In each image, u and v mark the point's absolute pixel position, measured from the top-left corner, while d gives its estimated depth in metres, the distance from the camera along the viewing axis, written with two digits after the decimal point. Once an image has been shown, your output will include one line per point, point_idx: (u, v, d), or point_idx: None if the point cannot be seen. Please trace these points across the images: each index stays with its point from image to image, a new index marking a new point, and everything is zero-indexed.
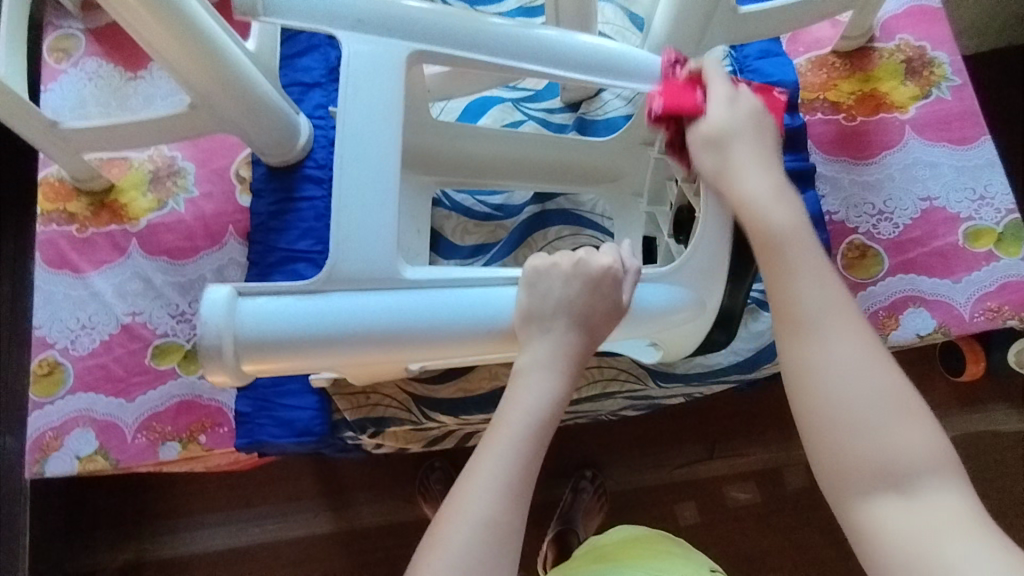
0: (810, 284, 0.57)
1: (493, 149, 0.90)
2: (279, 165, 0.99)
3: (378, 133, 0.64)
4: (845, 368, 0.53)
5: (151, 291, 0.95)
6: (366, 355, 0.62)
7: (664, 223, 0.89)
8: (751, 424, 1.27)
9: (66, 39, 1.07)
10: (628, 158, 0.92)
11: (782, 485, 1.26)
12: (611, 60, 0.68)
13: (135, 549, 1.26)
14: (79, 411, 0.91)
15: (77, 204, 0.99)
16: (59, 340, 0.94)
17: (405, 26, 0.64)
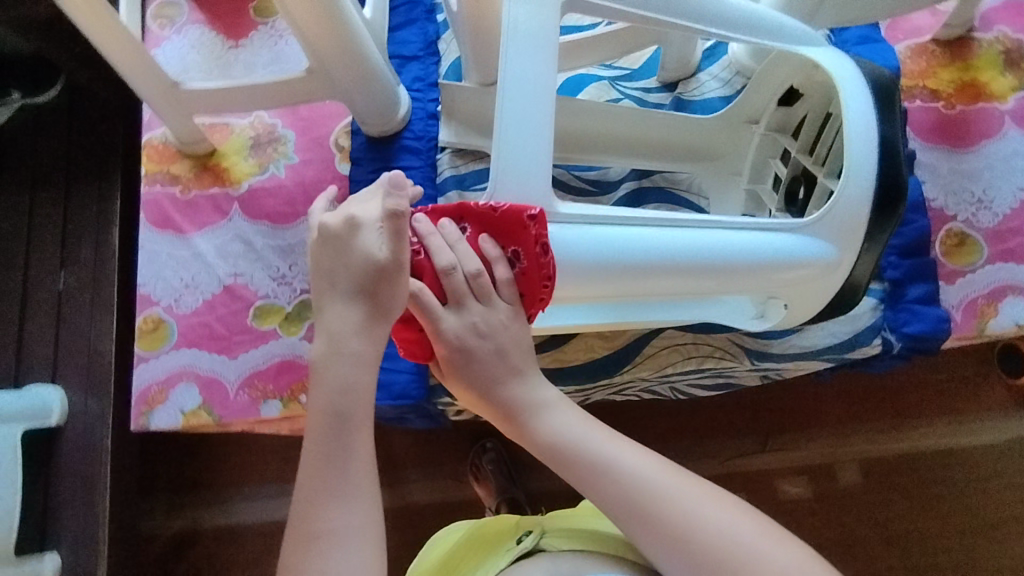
0: (562, 418, 0.63)
1: (597, 125, 0.92)
2: (377, 136, 1.00)
3: (539, 74, 0.64)
4: (646, 466, 0.58)
5: (253, 254, 0.98)
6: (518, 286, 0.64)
7: (769, 199, 0.90)
8: (806, 417, 1.24)
9: (169, 7, 1.09)
10: (729, 137, 0.93)
11: (834, 480, 1.23)
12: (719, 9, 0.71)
13: (192, 515, 1.22)
14: (183, 367, 0.93)
15: (179, 167, 1.02)
16: (163, 298, 0.96)
17: None
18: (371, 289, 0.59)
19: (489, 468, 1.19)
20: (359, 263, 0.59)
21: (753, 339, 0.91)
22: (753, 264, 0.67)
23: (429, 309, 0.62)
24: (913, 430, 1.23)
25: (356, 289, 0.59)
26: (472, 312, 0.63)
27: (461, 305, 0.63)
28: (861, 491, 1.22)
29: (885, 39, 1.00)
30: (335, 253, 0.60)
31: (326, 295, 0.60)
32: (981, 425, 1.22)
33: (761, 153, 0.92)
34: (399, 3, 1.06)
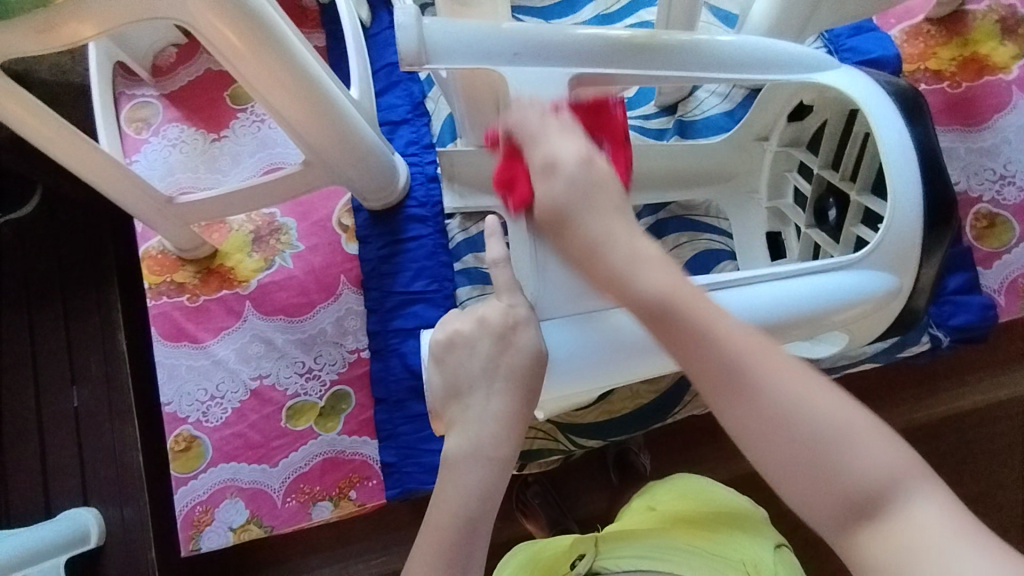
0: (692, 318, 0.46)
1: None
2: (380, 209, 0.97)
3: None
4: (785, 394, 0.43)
5: (275, 352, 0.94)
6: (607, 377, 0.62)
7: (792, 214, 0.87)
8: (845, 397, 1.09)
9: (142, 108, 1.06)
10: (741, 156, 0.90)
11: None
12: (754, 57, 0.64)
13: None
14: (224, 482, 0.90)
15: (183, 273, 0.98)
16: (190, 414, 0.93)
17: (571, 50, 0.59)
18: (535, 386, 0.54)
19: (537, 503, 1.04)
20: (519, 362, 0.54)
21: None
22: (831, 305, 0.62)
23: (532, 144, 0.53)
24: (958, 393, 1.09)
25: (516, 385, 0.54)
26: (562, 147, 0.52)
27: (541, 139, 0.53)
28: None
29: (878, 27, 0.98)
30: (490, 352, 0.54)
31: (470, 394, 0.54)
32: (1010, 377, 1.09)
33: (776, 168, 0.88)
34: (379, 67, 1.03)
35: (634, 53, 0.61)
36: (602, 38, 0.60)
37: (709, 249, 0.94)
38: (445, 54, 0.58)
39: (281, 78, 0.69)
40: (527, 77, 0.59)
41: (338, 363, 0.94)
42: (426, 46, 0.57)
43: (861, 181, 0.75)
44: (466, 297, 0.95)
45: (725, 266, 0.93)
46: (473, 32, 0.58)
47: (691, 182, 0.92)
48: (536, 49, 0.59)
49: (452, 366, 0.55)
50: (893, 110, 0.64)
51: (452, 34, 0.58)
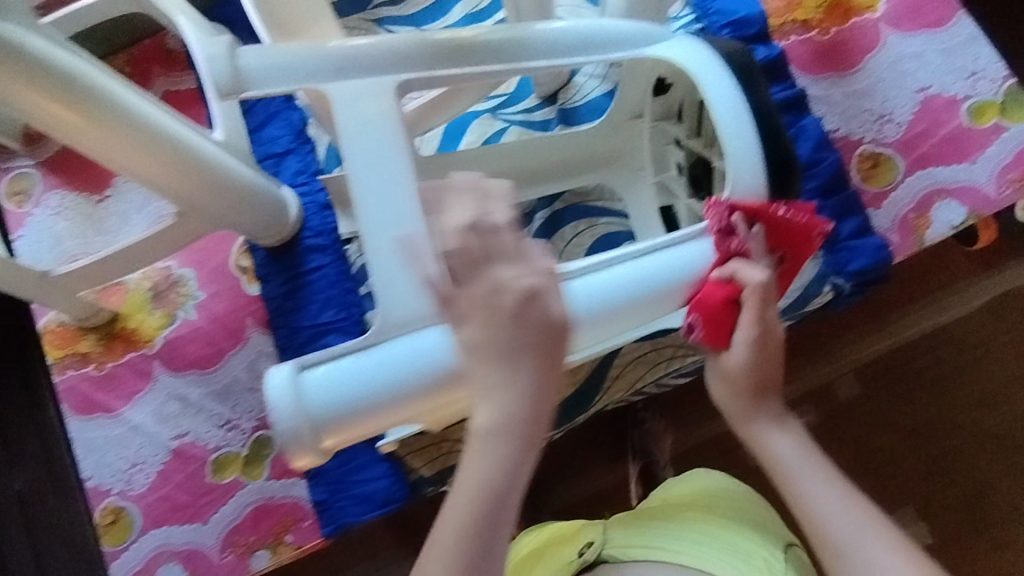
0: (782, 440, 0.68)
1: (488, 170, 0.89)
2: (277, 245, 0.95)
3: (392, 176, 0.55)
4: (822, 497, 0.63)
5: (191, 408, 0.92)
6: (465, 388, 0.54)
7: (677, 187, 0.86)
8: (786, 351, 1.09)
9: (21, 180, 1.02)
10: (622, 135, 0.89)
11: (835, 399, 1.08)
12: (585, 39, 0.62)
13: None
14: (158, 548, 0.88)
15: (85, 342, 0.95)
16: (114, 485, 0.91)
17: (378, 59, 0.56)
18: (403, 390, 0.51)
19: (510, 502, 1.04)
20: (373, 379, 0.51)
21: None
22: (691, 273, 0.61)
23: (755, 304, 0.62)
24: (894, 322, 1.08)
25: (378, 395, 0.51)
26: (775, 317, 0.64)
27: (765, 309, 0.63)
28: (866, 402, 1.07)
29: None
30: (334, 392, 0.50)
31: (339, 430, 0.51)
32: (937, 304, 1.09)
33: (656, 141, 0.88)
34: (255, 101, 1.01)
35: (461, 53, 0.58)
36: (424, 40, 0.57)
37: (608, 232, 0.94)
38: (261, 76, 0.54)
39: (124, 136, 0.67)
40: (350, 102, 0.55)
41: (256, 408, 0.92)
42: (240, 72, 0.54)
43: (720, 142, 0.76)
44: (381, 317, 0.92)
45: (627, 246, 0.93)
46: (288, 55, 0.54)
47: (580, 169, 0.92)
48: (355, 61, 0.55)
49: (319, 410, 0.50)
50: (731, 80, 0.64)
51: (268, 55, 0.54)
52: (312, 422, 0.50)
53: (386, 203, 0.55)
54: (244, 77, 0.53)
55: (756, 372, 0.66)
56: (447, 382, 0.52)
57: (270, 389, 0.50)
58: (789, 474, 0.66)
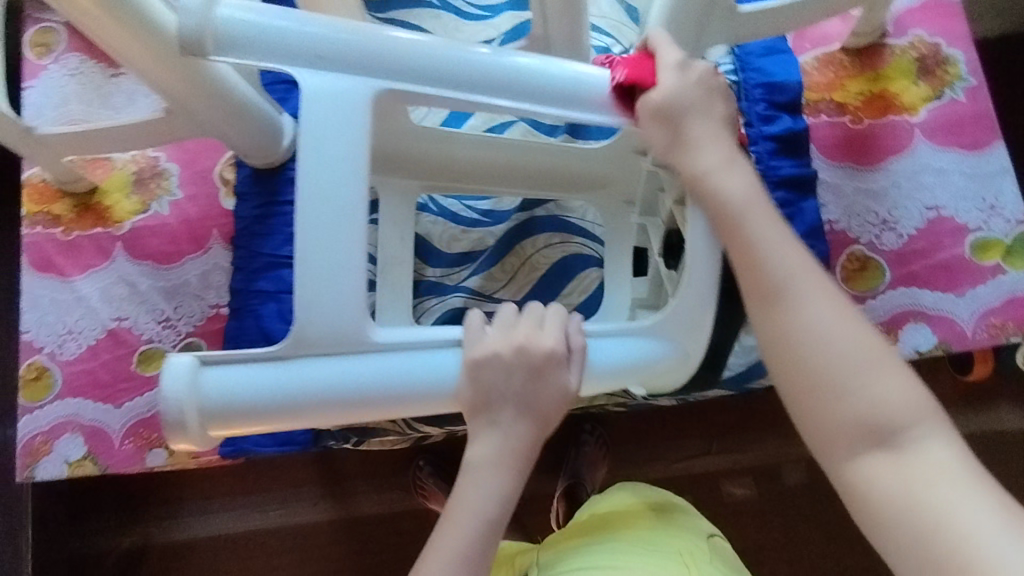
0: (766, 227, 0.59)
1: (477, 155, 0.86)
2: (263, 167, 0.96)
3: (342, 171, 0.59)
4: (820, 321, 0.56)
5: (137, 296, 0.95)
6: (349, 417, 0.59)
7: (654, 235, 0.85)
8: (743, 425, 1.31)
9: (46, 33, 1.04)
10: (621, 164, 0.86)
11: (779, 480, 1.31)
12: (541, 84, 0.62)
13: (143, 533, 1.33)
14: (66, 417, 0.91)
15: (61, 206, 0.98)
16: (46, 345, 0.94)
17: (370, 59, 0.59)
18: (289, 411, 0.57)
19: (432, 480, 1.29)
20: (262, 400, 0.56)
21: None
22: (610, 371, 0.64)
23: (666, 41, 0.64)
24: None
25: (264, 411, 0.57)
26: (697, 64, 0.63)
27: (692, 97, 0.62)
28: (807, 490, 1.30)
29: (789, 49, 0.96)
30: (224, 391, 0.56)
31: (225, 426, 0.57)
32: None
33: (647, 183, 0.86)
34: None
35: (440, 70, 0.60)
36: (410, 50, 0.60)
37: (578, 253, 0.95)
38: (238, 32, 0.56)
39: (122, 23, 0.67)
40: (321, 94, 0.58)
41: (196, 315, 0.94)
42: (209, 20, 0.56)
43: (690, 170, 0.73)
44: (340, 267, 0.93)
45: (591, 273, 0.94)
46: (270, 25, 0.57)
47: (568, 185, 0.90)
48: (339, 53, 0.58)
49: (212, 402, 0.56)
50: None
51: (245, 19, 0.56)
52: (201, 412, 0.56)
53: (328, 191, 0.58)
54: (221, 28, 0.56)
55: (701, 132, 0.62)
56: (333, 407, 0.58)
57: (168, 373, 0.56)
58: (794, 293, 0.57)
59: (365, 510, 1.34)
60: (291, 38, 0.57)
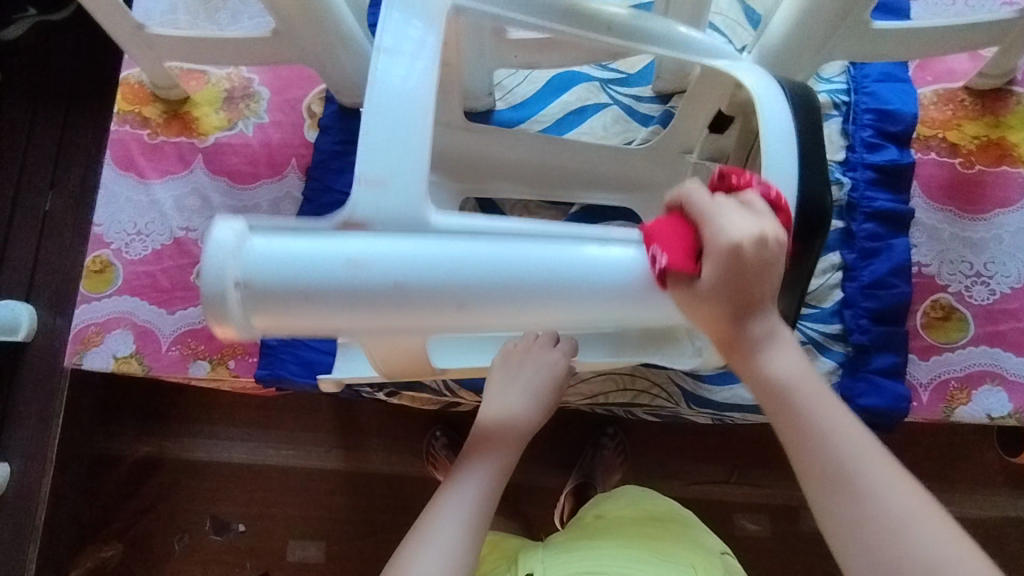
0: (795, 363, 0.53)
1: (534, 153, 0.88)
2: (351, 106, 0.96)
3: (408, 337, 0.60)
4: (879, 505, 0.49)
5: (208, 210, 0.96)
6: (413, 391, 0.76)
7: None
8: (771, 460, 1.27)
9: None
10: (664, 167, 0.87)
11: (796, 526, 1.26)
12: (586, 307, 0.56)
13: (156, 446, 1.37)
14: (121, 313, 0.93)
15: (152, 109, 1.00)
16: (114, 241, 0.95)
17: (388, 298, 0.51)
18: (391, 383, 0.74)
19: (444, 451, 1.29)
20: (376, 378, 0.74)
21: (694, 381, 0.86)
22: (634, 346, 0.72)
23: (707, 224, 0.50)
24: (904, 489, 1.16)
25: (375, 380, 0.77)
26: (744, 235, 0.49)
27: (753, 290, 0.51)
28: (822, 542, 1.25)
29: (910, 79, 0.91)
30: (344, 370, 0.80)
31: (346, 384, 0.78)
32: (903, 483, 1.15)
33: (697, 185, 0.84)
34: None
35: (467, 307, 0.52)
36: (433, 289, 0.51)
37: None
38: (261, 282, 0.49)
39: None
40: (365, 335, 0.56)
41: None
42: (232, 271, 0.49)
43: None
44: None
45: None
46: (291, 268, 0.50)
47: (645, 184, 0.88)
48: (361, 297, 0.51)
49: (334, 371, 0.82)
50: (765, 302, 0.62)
51: (260, 264, 0.50)
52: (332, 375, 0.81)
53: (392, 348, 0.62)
54: (245, 280, 0.49)
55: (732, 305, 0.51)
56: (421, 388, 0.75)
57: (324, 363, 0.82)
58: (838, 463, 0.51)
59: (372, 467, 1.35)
60: (311, 296, 0.50)
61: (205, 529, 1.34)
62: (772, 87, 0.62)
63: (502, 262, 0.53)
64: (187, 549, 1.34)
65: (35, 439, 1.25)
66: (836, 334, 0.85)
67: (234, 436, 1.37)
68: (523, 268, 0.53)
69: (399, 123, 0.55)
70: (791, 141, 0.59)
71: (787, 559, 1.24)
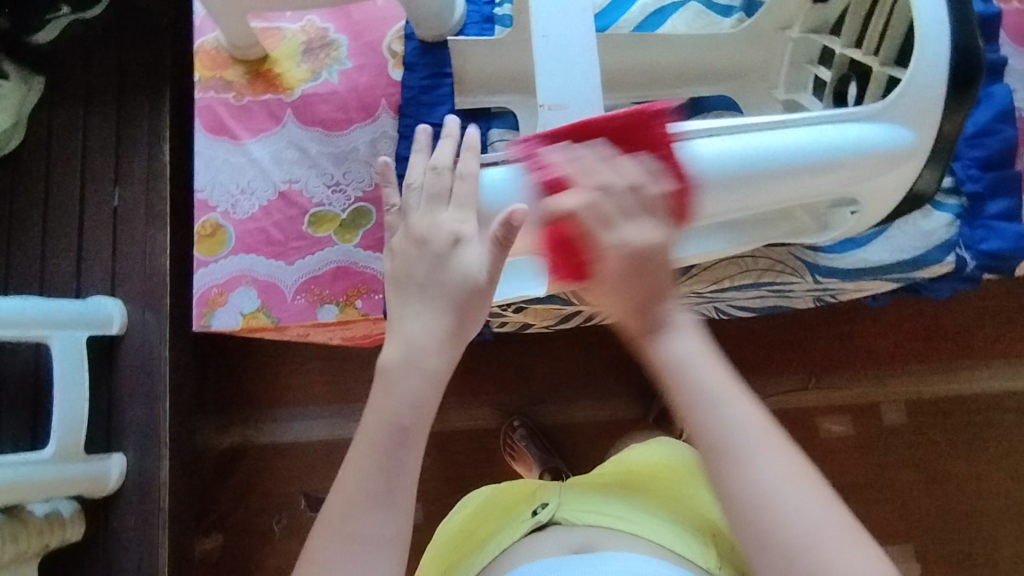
0: (688, 347, 0.57)
1: (625, 56, 0.87)
2: (430, 40, 0.95)
3: None
4: (783, 475, 0.51)
5: (308, 161, 0.97)
6: None
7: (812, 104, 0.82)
8: (845, 360, 1.31)
9: None
10: (761, 48, 0.87)
11: (878, 420, 1.31)
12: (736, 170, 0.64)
13: (240, 434, 1.41)
14: (241, 271, 0.95)
15: (233, 72, 1.00)
16: (220, 204, 0.96)
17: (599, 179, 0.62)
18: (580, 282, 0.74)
19: (524, 445, 1.28)
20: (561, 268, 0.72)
21: (816, 253, 0.88)
22: (823, 157, 0.64)
23: (598, 228, 0.57)
24: (959, 376, 1.31)
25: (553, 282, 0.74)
26: (625, 228, 0.57)
27: (609, 227, 0.57)
28: (905, 430, 1.30)
29: None
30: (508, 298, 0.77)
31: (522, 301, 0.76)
32: (959, 372, 1.31)
33: (796, 58, 0.85)
34: None
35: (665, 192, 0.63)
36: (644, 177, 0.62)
37: None
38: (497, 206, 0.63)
39: None
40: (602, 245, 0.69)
41: (365, 181, 0.96)
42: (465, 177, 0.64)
43: (885, 55, 0.71)
44: (496, 139, 0.96)
45: None
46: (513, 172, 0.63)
47: (740, 73, 0.89)
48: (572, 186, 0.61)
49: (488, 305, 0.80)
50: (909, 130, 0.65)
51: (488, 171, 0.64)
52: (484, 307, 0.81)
53: None
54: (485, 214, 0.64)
55: (637, 293, 0.57)
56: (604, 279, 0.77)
57: None
58: (724, 424, 0.54)
59: (455, 424, 1.34)
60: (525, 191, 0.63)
61: (301, 507, 1.39)
62: None
63: (704, 161, 0.63)
64: (288, 528, 1.39)
65: (144, 430, 1.26)
66: (949, 187, 0.87)
67: (316, 414, 1.41)
68: (802, 152, 0.64)
69: (566, 28, 0.66)
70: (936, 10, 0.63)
71: (873, 451, 1.30)
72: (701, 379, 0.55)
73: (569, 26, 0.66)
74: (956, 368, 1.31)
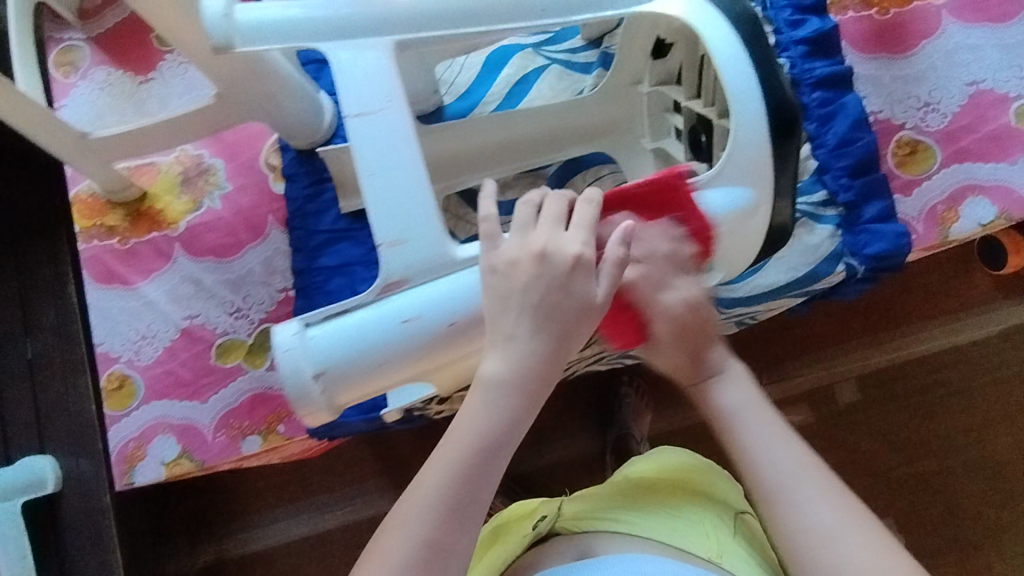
0: (739, 398, 0.63)
1: (492, 135, 0.89)
2: (306, 148, 0.96)
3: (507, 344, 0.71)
4: (817, 516, 0.56)
5: (204, 292, 0.95)
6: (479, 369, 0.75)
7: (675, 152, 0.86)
8: (792, 348, 1.28)
9: (69, 52, 1.04)
10: (619, 102, 0.89)
11: (834, 402, 1.28)
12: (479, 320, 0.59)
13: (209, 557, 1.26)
14: (155, 419, 0.92)
15: (113, 216, 0.98)
16: (123, 353, 0.94)
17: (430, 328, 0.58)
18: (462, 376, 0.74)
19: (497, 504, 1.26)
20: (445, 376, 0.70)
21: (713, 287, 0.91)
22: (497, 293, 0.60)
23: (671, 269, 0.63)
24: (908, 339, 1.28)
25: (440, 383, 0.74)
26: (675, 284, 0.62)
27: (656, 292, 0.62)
28: (862, 407, 1.28)
29: None
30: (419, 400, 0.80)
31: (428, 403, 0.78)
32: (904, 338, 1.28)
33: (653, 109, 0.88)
34: None
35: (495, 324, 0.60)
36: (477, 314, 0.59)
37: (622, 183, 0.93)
38: (338, 369, 0.57)
39: None
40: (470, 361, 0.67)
41: (266, 302, 0.95)
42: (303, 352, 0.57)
43: (720, 106, 0.74)
44: None
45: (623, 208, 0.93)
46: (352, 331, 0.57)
47: (606, 130, 0.91)
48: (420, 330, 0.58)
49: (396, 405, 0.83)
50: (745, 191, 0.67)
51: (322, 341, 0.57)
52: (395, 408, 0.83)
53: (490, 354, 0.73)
54: (323, 371, 0.57)
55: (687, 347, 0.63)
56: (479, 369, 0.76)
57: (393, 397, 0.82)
58: (798, 499, 0.57)
59: None
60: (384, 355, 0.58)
61: None
62: (716, 21, 0.67)
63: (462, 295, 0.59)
64: None
65: None
66: (824, 200, 0.90)
67: (281, 519, 1.25)
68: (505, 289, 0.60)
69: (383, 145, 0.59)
70: (741, 72, 0.66)
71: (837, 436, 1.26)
72: (766, 459, 0.59)
73: (391, 144, 0.59)
74: (900, 336, 1.29)
